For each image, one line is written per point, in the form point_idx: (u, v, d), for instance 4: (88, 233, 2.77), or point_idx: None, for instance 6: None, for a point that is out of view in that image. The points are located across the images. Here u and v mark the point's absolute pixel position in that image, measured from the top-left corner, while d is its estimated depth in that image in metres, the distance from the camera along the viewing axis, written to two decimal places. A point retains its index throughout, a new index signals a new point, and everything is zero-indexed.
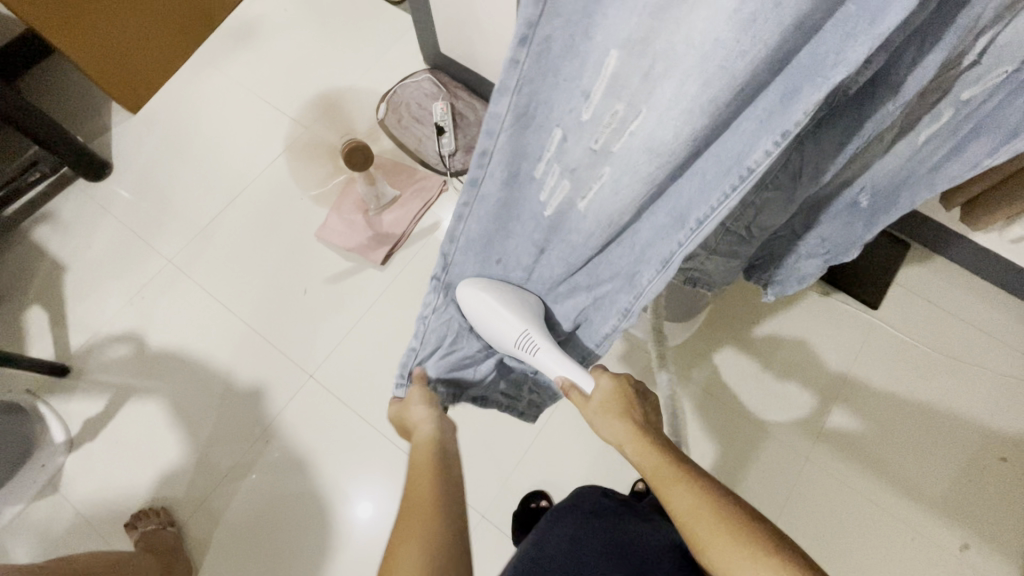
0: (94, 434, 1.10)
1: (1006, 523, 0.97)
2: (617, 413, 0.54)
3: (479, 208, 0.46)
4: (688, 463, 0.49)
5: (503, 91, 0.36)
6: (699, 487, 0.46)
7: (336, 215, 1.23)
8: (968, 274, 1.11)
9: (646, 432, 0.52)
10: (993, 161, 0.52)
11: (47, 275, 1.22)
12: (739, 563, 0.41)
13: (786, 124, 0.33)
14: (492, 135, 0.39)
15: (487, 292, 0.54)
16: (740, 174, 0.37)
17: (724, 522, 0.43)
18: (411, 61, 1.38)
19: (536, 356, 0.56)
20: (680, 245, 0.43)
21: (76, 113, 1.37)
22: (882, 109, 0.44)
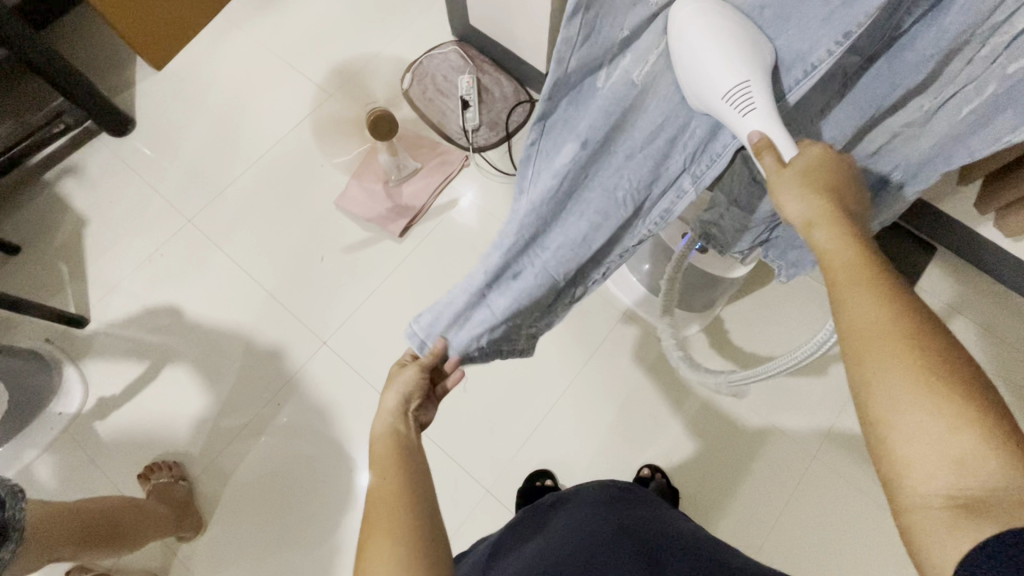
0: (109, 386, 1.12)
1: None
2: (813, 190, 0.42)
3: (558, 106, 0.42)
4: (886, 266, 0.39)
5: (574, 12, 0.34)
6: (891, 289, 0.37)
7: (356, 184, 1.22)
8: (992, 283, 1.11)
9: (853, 227, 0.41)
10: (1015, 138, 0.45)
11: (69, 227, 1.23)
12: (904, 374, 0.34)
13: (848, 18, 0.36)
14: (568, 41, 0.36)
15: (717, 27, 0.38)
16: (804, 70, 0.40)
17: (905, 331, 0.35)
18: (439, 32, 1.35)
19: (741, 121, 0.41)
20: (794, 85, 0.41)
21: (100, 67, 1.37)
22: (925, 54, 0.43)
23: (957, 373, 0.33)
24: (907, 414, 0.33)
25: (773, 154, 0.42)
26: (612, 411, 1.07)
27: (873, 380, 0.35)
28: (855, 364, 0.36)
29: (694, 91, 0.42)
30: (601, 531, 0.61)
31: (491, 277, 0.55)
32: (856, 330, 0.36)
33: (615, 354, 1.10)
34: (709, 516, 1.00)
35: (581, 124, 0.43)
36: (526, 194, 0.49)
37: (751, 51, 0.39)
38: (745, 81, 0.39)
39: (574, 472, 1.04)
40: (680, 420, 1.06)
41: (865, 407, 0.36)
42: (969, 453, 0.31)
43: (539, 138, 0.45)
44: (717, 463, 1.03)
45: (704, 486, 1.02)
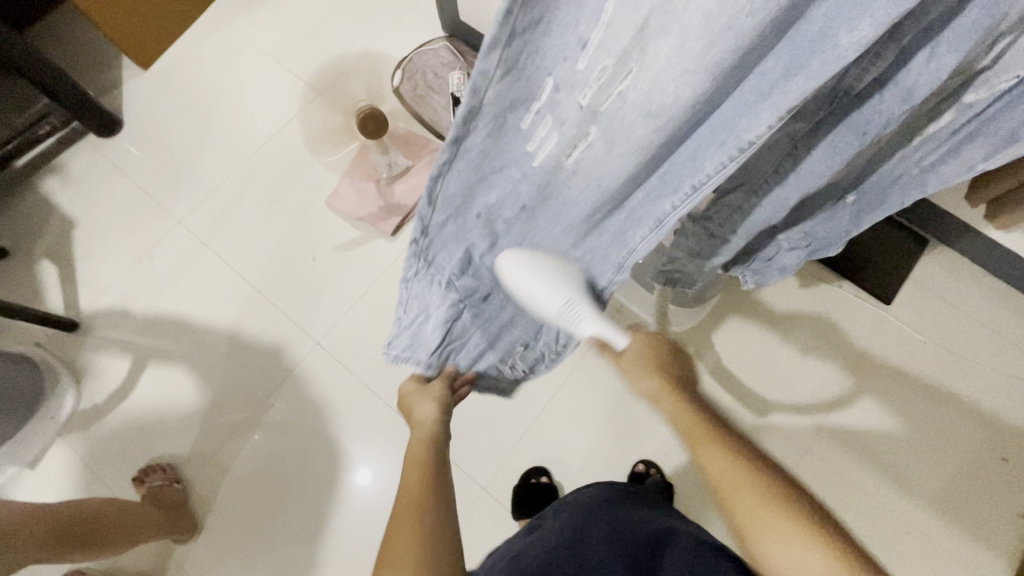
0: (102, 389, 1.12)
1: (1001, 521, 0.98)
2: (649, 368, 0.59)
3: (460, 167, 0.40)
4: (710, 416, 0.55)
5: (488, 57, 0.31)
6: (733, 448, 0.52)
7: (347, 182, 1.21)
8: (985, 273, 1.10)
9: (685, 396, 0.57)
10: (986, 165, 0.52)
11: (57, 229, 1.22)
12: (755, 509, 0.48)
13: (784, 99, 0.35)
14: (478, 88, 0.33)
15: (529, 262, 0.51)
16: (738, 147, 0.38)
17: (752, 478, 0.50)
18: (428, 28, 1.34)
19: (578, 329, 0.54)
20: (721, 164, 0.39)
21: (86, 66, 1.35)
22: (887, 112, 0.45)
23: (790, 502, 0.48)
24: (774, 544, 0.47)
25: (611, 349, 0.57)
26: (606, 408, 1.07)
27: (746, 521, 0.49)
28: (731, 511, 0.50)
29: (539, 315, 0.54)
30: (599, 534, 0.61)
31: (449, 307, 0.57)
32: (722, 486, 0.50)
33: None
34: (702, 510, 1.01)
35: (514, 169, 0.43)
36: (462, 242, 0.50)
37: (568, 282, 0.53)
38: (573, 297, 0.53)
39: (568, 469, 1.04)
40: None
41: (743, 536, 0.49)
42: (806, 555, 0.45)
43: (454, 197, 0.43)
44: None
45: (699, 481, 1.02)
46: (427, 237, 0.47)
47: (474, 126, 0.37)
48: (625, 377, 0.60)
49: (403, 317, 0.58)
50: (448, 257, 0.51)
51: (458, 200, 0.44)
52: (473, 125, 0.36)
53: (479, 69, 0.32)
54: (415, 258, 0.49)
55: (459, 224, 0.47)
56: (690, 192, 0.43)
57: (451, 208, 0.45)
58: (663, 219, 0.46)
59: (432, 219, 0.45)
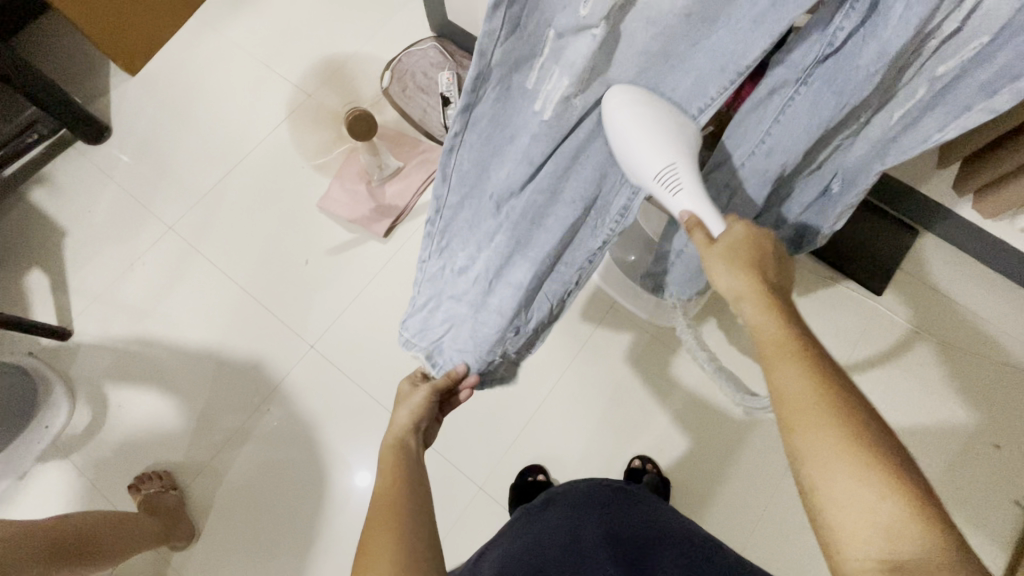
0: (96, 398, 1.11)
1: (995, 508, 0.98)
2: (738, 259, 0.48)
3: (470, 139, 0.47)
4: (804, 331, 0.43)
5: (495, 8, 0.35)
6: (816, 365, 0.41)
7: (338, 185, 1.21)
8: (976, 262, 1.11)
9: (773, 299, 0.45)
10: (942, 136, 0.51)
11: (48, 238, 1.22)
12: (827, 451, 0.37)
13: (775, 25, 0.41)
14: (491, 35, 0.37)
15: (643, 114, 0.47)
16: (734, 69, 0.45)
17: (825, 403, 0.39)
18: (416, 28, 1.34)
19: (674, 199, 0.53)
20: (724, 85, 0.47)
21: (74, 74, 1.35)
22: (864, 70, 0.44)
23: (873, 444, 0.37)
24: (838, 483, 0.37)
25: (701, 230, 0.51)
26: (601, 404, 1.07)
27: (804, 449, 0.39)
28: (789, 434, 0.40)
29: (636, 174, 0.53)
30: (592, 531, 0.62)
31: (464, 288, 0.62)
32: (787, 402, 0.40)
33: (603, 347, 1.10)
34: (699, 504, 1.01)
35: (524, 136, 0.47)
36: (476, 218, 0.56)
37: (677, 140, 0.50)
38: (673, 162, 0.51)
39: (564, 467, 1.04)
40: (668, 410, 1.06)
41: (803, 480, 0.39)
42: (875, 507, 0.36)
43: (464, 174, 0.50)
44: (707, 450, 1.04)
45: (695, 474, 1.03)
46: (441, 216, 0.55)
47: (482, 89, 0.42)
48: (708, 273, 0.50)
49: (419, 301, 0.66)
50: (463, 230, 0.57)
51: (469, 177, 0.51)
52: (482, 88, 0.42)
53: (487, 18, 0.36)
54: (431, 238, 0.57)
55: (473, 204, 0.54)
56: (698, 113, 0.50)
57: (466, 184, 0.52)
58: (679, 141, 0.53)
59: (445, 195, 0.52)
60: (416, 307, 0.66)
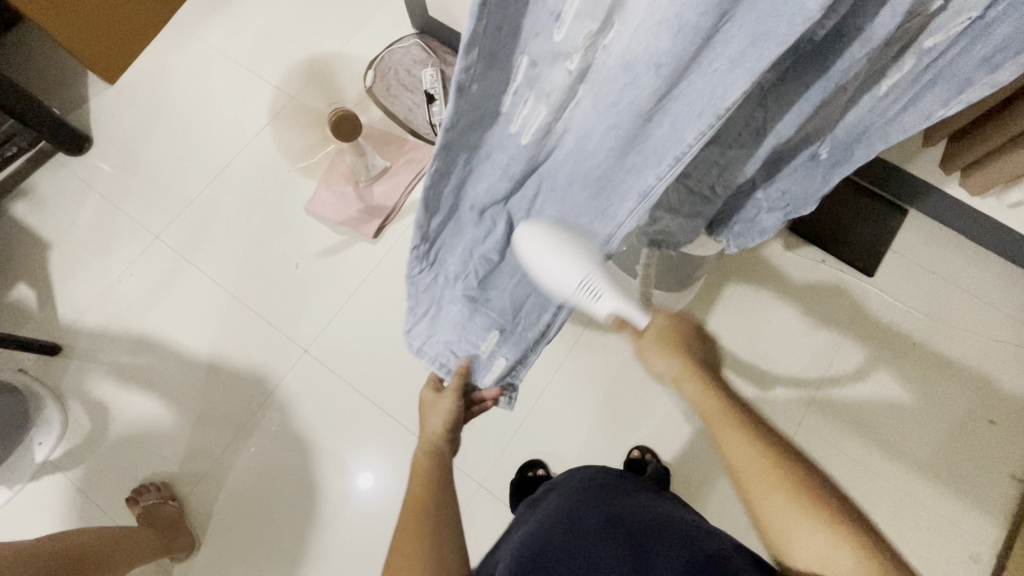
0: (88, 412, 1.10)
1: (992, 482, 0.99)
2: (673, 349, 0.56)
3: (450, 169, 0.41)
4: (737, 400, 0.54)
5: (470, 43, 0.31)
6: (751, 430, 0.51)
7: (325, 187, 1.20)
8: (964, 240, 1.11)
9: (706, 374, 0.55)
10: (945, 111, 0.53)
11: (33, 252, 1.20)
12: (780, 503, 0.48)
13: (757, 65, 0.35)
14: (467, 69, 0.32)
15: (551, 233, 0.50)
16: (714, 114, 0.39)
17: (766, 461, 0.49)
18: (398, 26, 1.33)
19: (599, 303, 0.54)
20: (696, 133, 0.41)
21: (51, 83, 1.32)
22: (852, 60, 0.45)
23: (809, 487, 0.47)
24: (792, 527, 0.47)
25: (631, 327, 0.55)
26: (598, 397, 1.07)
27: (761, 502, 0.49)
28: (747, 490, 0.50)
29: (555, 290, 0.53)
30: (591, 521, 0.60)
31: (461, 296, 0.59)
32: (738, 466, 0.50)
33: (598, 339, 1.10)
34: (699, 491, 1.02)
35: (502, 155, 0.42)
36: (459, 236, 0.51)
37: (585, 253, 0.51)
38: (592, 271, 0.51)
39: (564, 461, 1.04)
40: (665, 399, 1.06)
41: (769, 530, 0.49)
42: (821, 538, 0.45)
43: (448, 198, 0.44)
44: (706, 437, 1.04)
45: (695, 462, 1.03)
46: (425, 241, 0.48)
47: (458, 124, 0.37)
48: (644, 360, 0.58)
49: (418, 309, 0.61)
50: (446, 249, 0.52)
51: (451, 200, 0.45)
52: (459, 122, 0.36)
53: (460, 59, 0.31)
54: (418, 259, 0.51)
55: (457, 223, 0.48)
56: (674, 163, 0.44)
57: (447, 207, 0.45)
58: (648, 191, 0.48)
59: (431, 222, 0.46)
60: (417, 314, 0.62)
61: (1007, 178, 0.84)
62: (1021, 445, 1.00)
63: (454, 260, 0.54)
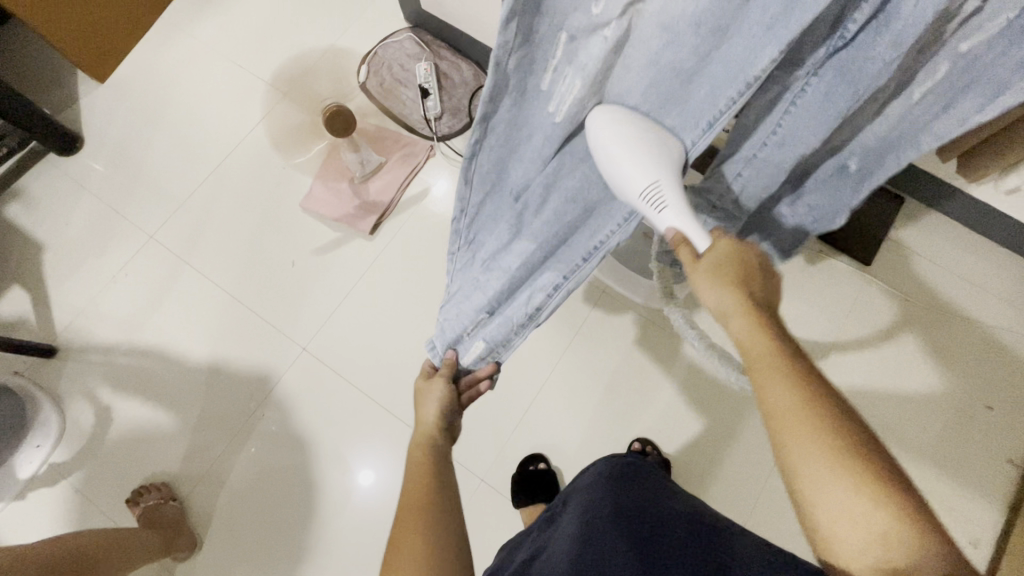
0: (87, 413, 1.09)
1: (991, 468, 0.99)
2: (725, 280, 0.48)
3: (490, 142, 0.44)
4: (791, 346, 0.45)
5: (509, 19, 0.33)
6: (802, 381, 0.43)
7: (320, 184, 1.19)
8: (961, 227, 1.11)
9: (756, 311, 0.47)
10: (981, 118, 0.50)
11: (26, 254, 1.19)
12: (828, 465, 0.40)
13: (785, 32, 0.36)
14: (506, 46, 0.35)
15: (623, 124, 0.45)
16: (746, 82, 0.40)
17: (816, 417, 0.41)
18: (392, 20, 1.32)
19: (659, 216, 0.49)
20: (735, 98, 0.41)
21: (39, 82, 1.31)
22: (880, 59, 0.43)
23: (862, 453, 0.40)
24: (832, 496, 0.40)
25: (687, 248, 0.50)
26: (598, 390, 1.07)
27: (799, 463, 0.41)
28: (783, 448, 0.42)
29: (621, 190, 0.50)
30: (602, 513, 0.59)
31: (480, 276, 0.60)
32: (779, 419, 0.42)
33: (598, 332, 1.10)
34: (700, 482, 1.02)
35: (538, 134, 0.45)
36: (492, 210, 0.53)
37: (662, 158, 0.47)
38: (659, 179, 0.47)
39: (566, 454, 1.05)
40: (665, 391, 1.06)
41: (801, 495, 0.42)
42: (865, 514, 0.39)
43: (486, 172, 0.47)
44: (707, 429, 1.04)
45: (696, 453, 1.03)
46: (466, 214, 0.52)
47: (501, 98, 0.39)
48: (692, 287, 0.50)
49: (451, 286, 0.65)
50: (479, 223, 0.55)
51: (491, 174, 0.48)
52: (500, 96, 0.39)
53: (499, 36, 0.34)
54: (457, 234, 0.55)
55: (496, 199, 0.52)
56: (706, 129, 0.46)
57: (487, 183, 0.49)
58: (684, 156, 0.49)
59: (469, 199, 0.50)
60: (448, 292, 0.66)
61: (1007, 164, 0.83)
62: (1018, 430, 1.01)
63: (491, 234, 0.57)
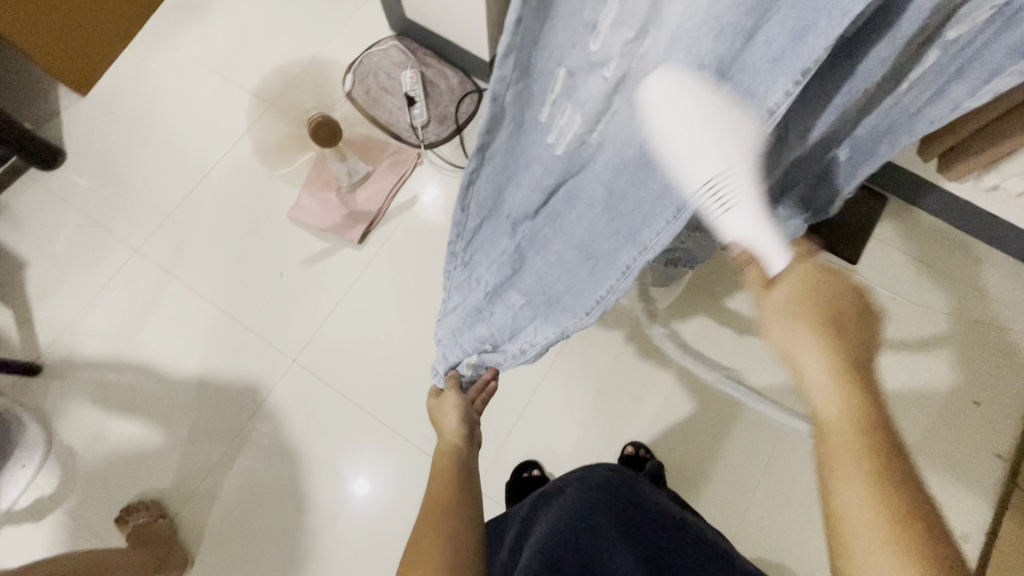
0: (73, 432, 1.08)
1: (979, 462, 1.01)
2: (805, 305, 0.46)
3: (485, 172, 0.42)
4: (871, 387, 0.42)
5: (505, 54, 0.31)
6: (864, 426, 0.40)
7: (307, 194, 1.19)
8: (945, 225, 1.13)
9: (840, 346, 0.44)
10: (972, 103, 0.51)
11: (9, 271, 1.17)
12: (863, 509, 0.38)
13: (798, 61, 0.34)
14: (503, 80, 0.33)
15: (686, 88, 0.35)
16: (761, 117, 0.38)
17: (874, 466, 0.39)
18: (376, 28, 1.32)
19: (722, 215, 0.45)
20: (747, 139, 0.39)
21: (19, 97, 1.29)
22: (878, 59, 0.43)
23: (910, 516, 0.37)
24: (869, 551, 0.37)
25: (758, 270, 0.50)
26: (591, 395, 1.07)
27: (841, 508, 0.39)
28: (827, 487, 0.40)
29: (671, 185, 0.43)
30: (629, 497, 0.65)
31: (480, 304, 0.60)
32: (830, 459, 0.40)
33: (588, 337, 1.10)
34: (694, 484, 1.02)
35: (536, 165, 0.42)
36: (489, 238, 0.51)
37: (727, 152, 0.40)
38: (721, 173, 0.41)
39: (560, 460, 1.04)
40: (657, 394, 1.07)
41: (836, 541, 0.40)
42: None
43: (481, 200, 0.45)
44: (698, 430, 1.04)
45: (689, 455, 1.04)
46: (462, 239, 0.50)
47: (497, 131, 0.37)
48: (762, 316, 0.49)
49: (448, 302, 0.62)
50: (476, 250, 0.53)
51: (487, 204, 0.46)
52: (497, 129, 0.37)
53: (495, 70, 0.32)
54: (453, 256, 0.53)
55: (492, 226, 0.49)
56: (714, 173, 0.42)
57: (484, 208, 0.46)
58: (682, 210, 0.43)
59: (465, 225, 0.48)
60: (447, 307, 0.63)
61: (987, 162, 0.85)
62: (1006, 425, 1.02)
63: (487, 263, 0.54)
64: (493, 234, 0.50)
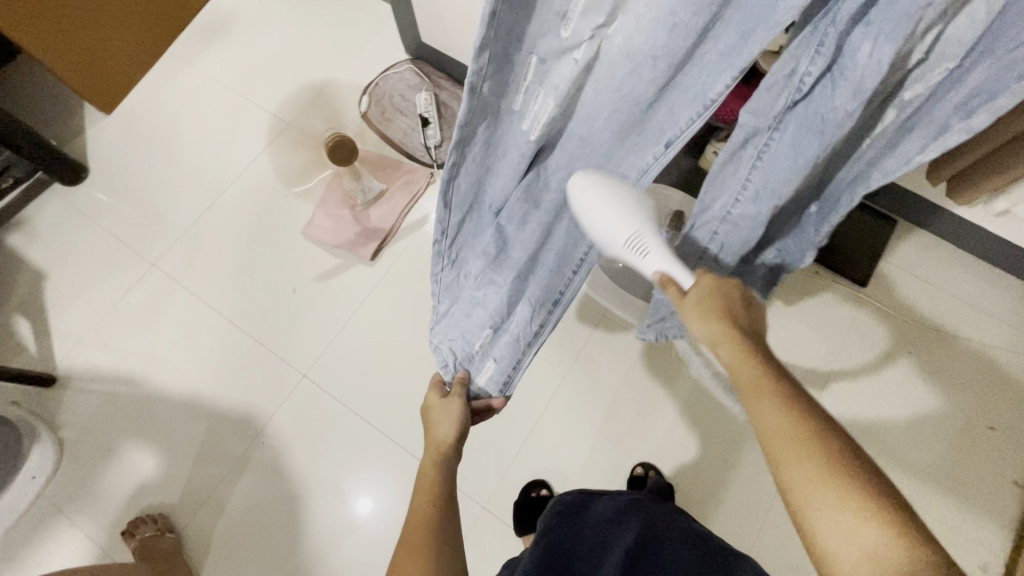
0: (84, 444, 1.08)
1: (995, 490, 0.99)
2: (709, 308, 0.52)
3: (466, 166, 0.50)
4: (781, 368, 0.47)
5: (482, 47, 0.38)
6: (791, 400, 0.43)
7: (322, 211, 1.21)
8: (953, 249, 1.13)
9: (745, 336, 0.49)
10: (922, 158, 0.54)
11: (28, 284, 1.19)
12: (806, 472, 0.40)
13: (739, 59, 0.42)
14: (480, 73, 0.40)
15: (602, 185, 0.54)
16: (704, 103, 0.47)
17: (805, 431, 0.41)
18: (392, 52, 1.35)
19: (644, 262, 0.57)
20: (693, 116, 0.49)
21: (46, 115, 1.33)
22: (843, 108, 0.49)
23: (847, 467, 0.39)
24: (821, 512, 0.38)
25: (674, 286, 0.55)
26: (600, 414, 1.07)
27: (789, 477, 0.41)
28: (774, 462, 0.42)
29: (605, 245, 0.58)
30: (609, 530, 0.64)
31: (473, 292, 0.67)
32: (767, 437, 0.43)
33: (597, 357, 1.10)
34: (704, 508, 1.01)
35: (513, 152, 0.51)
36: (477, 231, 0.60)
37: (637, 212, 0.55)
38: (638, 230, 0.56)
39: (568, 481, 1.04)
40: (667, 415, 1.06)
41: (795, 515, 0.40)
42: (862, 526, 0.37)
43: (464, 195, 0.53)
44: (707, 452, 1.04)
45: (699, 478, 1.02)
46: (446, 235, 0.57)
47: (474, 123, 0.45)
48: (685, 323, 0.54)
49: (439, 308, 0.69)
50: (463, 241, 0.60)
51: (470, 196, 0.54)
52: (473, 120, 0.44)
53: (473, 64, 0.39)
54: (441, 255, 0.60)
55: (475, 221, 0.58)
56: (665, 147, 0.53)
57: (466, 203, 0.54)
58: (646, 169, 0.56)
59: (448, 225, 0.56)
60: (442, 310, 0.69)
61: (994, 188, 0.86)
62: (1020, 452, 1.01)
63: (478, 258, 0.63)
64: (478, 223, 0.59)
